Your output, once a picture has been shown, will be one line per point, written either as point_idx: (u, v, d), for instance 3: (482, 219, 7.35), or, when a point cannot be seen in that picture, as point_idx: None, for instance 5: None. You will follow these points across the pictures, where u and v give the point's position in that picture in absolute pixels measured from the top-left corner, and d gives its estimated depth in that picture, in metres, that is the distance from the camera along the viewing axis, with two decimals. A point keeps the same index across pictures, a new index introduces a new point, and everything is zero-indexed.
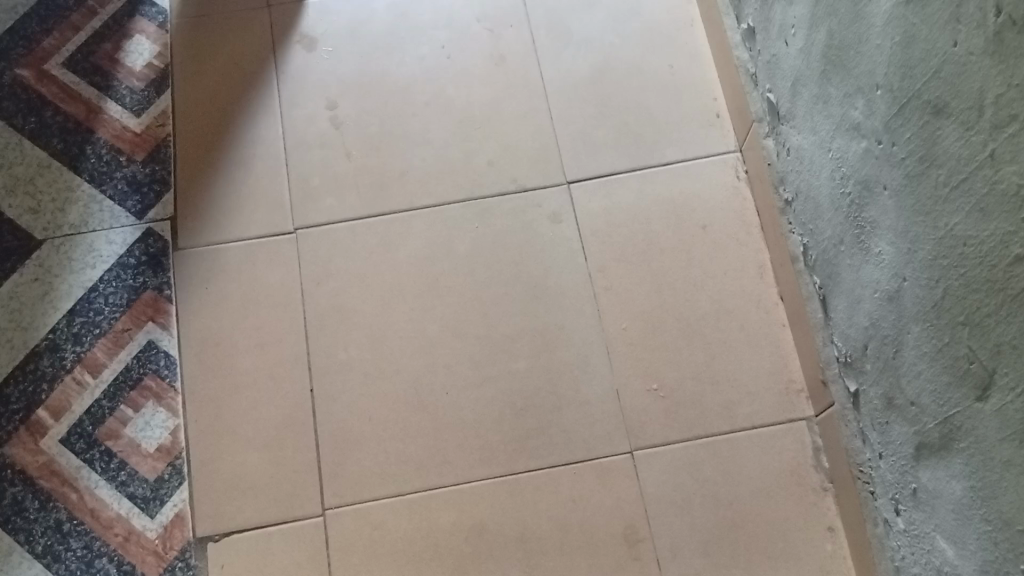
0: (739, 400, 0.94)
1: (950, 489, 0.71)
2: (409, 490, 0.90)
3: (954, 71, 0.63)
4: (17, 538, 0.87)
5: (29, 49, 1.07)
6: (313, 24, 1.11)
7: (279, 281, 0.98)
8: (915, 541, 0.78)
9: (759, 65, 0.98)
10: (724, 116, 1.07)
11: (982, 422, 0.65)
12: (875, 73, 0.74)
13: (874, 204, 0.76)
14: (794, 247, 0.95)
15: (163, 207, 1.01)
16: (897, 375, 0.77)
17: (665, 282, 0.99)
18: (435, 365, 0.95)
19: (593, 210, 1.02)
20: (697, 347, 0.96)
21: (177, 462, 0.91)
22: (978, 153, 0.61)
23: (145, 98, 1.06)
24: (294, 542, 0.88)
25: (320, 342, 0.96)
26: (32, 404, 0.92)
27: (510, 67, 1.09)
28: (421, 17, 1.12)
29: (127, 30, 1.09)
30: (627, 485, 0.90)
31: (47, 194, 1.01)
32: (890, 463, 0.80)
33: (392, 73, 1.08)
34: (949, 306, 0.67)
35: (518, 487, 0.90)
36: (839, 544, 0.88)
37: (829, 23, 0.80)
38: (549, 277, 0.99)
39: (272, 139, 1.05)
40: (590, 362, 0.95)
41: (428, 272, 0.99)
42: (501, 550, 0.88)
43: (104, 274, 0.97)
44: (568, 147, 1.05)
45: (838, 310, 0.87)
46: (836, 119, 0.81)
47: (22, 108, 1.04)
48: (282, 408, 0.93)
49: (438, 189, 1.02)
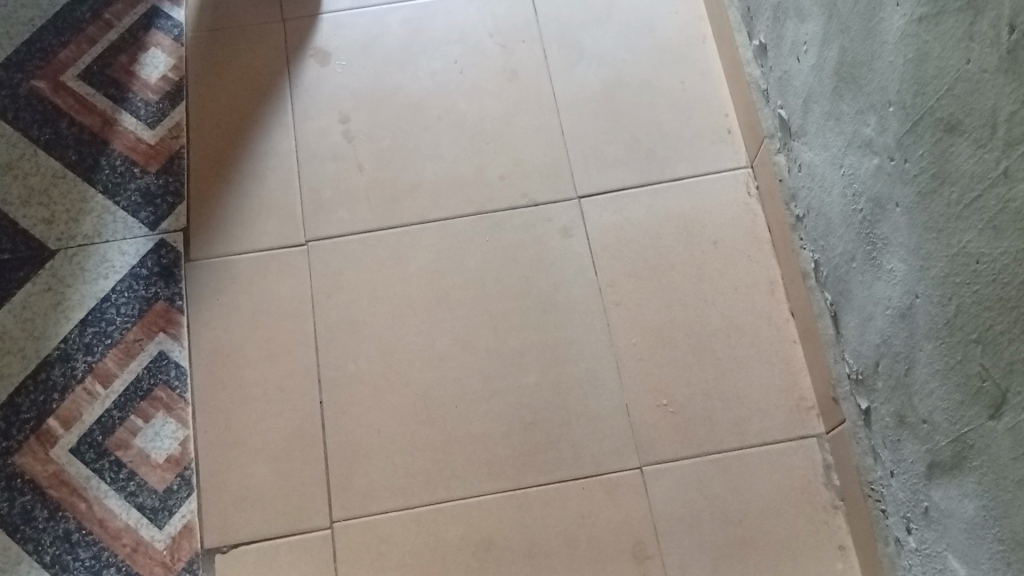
0: (750, 416, 0.93)
1: (962, 509, 0.70)
2: (416, 503, 0.90)
3: (967, 88, 0.63)
4: (25, 547, 0.87)
5: (46, 62, 1.09)
6: (327, 39, 1.12)
7: (290, 293, 0.98)
8: (927, 561, 0.77)
9: (771, 81, 0.98)
10: (735, 132, 1.07)
11: (994, 440, 0.64)
12: (887, 90, 0.74)
13: (886, 221, 0.76)
14: (805, 262, 0.94)
15: (176, 219, 1.02)
16: (909, 392, 0.76)
17: (675, 297, 0.98)
18: (445, 378, 0.95)
19: (604, 225, 1.02)
20: (707, 363, 0.95)
21: (186, 473, 0.91)
22: (991, 171, 0.61)
23: (160, 110, 1.07)
24: (302, 554, 0.88)
25: (331, 354, 0.96)
26: (43, 413, 0.93)
27: (522, 82, 1.10)
28: (434, 31, 1.13)
29: (143, 43, 1.11)
30: (637, 501, 0.90)
31: (62, 204, 1.02)
32: (901, 481, 0.79)
33: (404, 87, 1.09)
34: (961, 324, 0.67)
35: (526, 502, 0.90)
36: (850, 563, 0.88)
37: (841, 40, 0.81)
38: (559, 291, 0.99)
39: (286, 152, 1.05)
40: (600, 376, 0.95)
41: (438, 285, 0.99)
42: (509, 564, 0.87)
43: (117, 284, 0.98)
44: (579, 161, 1.05)
45: (849, 327, 0.86)
46: (848, 135, 0.82)
47: (38, 119, 1.06)
48: (292, 420, 0.93)
49: (450, 202, 1.03)
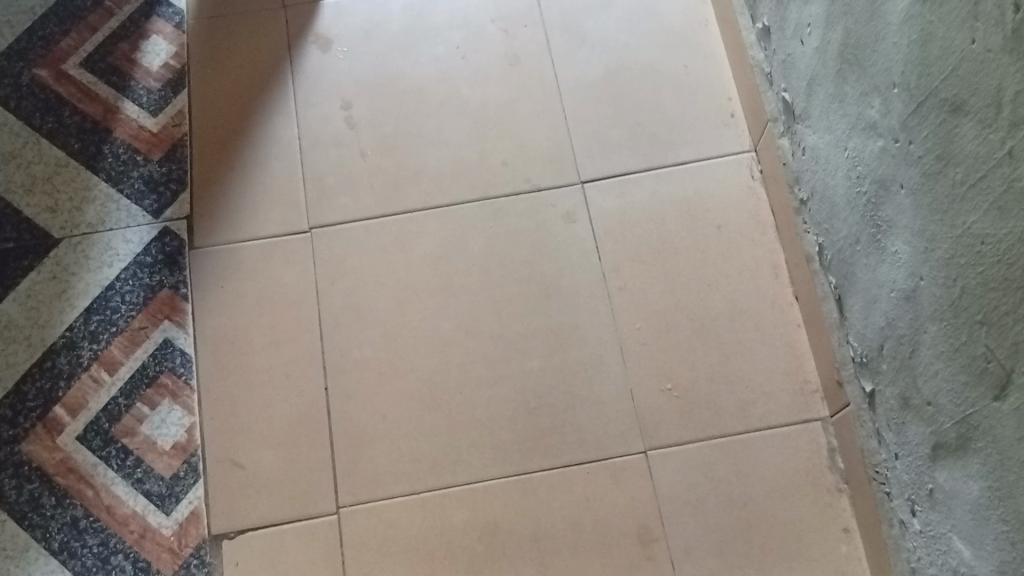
0: (754, 400, 0.94)
1: (966, 490, 0.70)
2: (422, 488, 0.90)
3: (973, 68, 0.63)
4: (34, 534, 0.88)
5: (48, 50, 1.08)
6: (329, 25, 1.11)
7: (295, 280, 0.98)
8: (931, 542, 0.77)
9: (775, 64, 0.98)
10: (739, 116, 1.07)
11: (999, 421, 0.64)
12: (892, 72, 0.74)
13: (890, 203, 0.76)
14: (810, 246, 0.94)
15: (179, 207, 1.02)
16: (914, 375, 0.76)
17: (679, 282, 0.98)
18: (450, 363, 0.95)
19: (607, 211, 1.02)
20: (711, 347, 0.96)
21: (193, 459, 0.91)
22: (996, 151, 0.61)
23: (162, 98, 1.07)
24: (308, 539, 0.88)
25: (335, 340, 0.96)
26: (49, 401, 0.93)
27: (525, 68, 1.09)
28: (437, 17, 1.12)
29: (145, 31, 1.10)
30: (641, 484, 0.90)
31: (65, 193, 1.02)
32: (906, 463, 0.80)
33: (407, 73, 1.09)
34: (966, 305, 0.67)
35: (531, 486, 0.90)
36: (854, 545, 0.88)
37: (845, 21, 0.80)
38: (563, 276, 0.99)
39: (289, 139, 1.05)
40: (604, 361, 0.95)
41: (442, 271, 0.99)
42: (514, 549, 0.88)
43: (122, 273, 0.98)
44: (582, 147, 1.05)
45: (854, 310, 0.86)
46: (853, 118, 0.81)
47: (40, 108, 1.05)
48: (298, 406, 0.93)
49: (453, 188, 1.03)
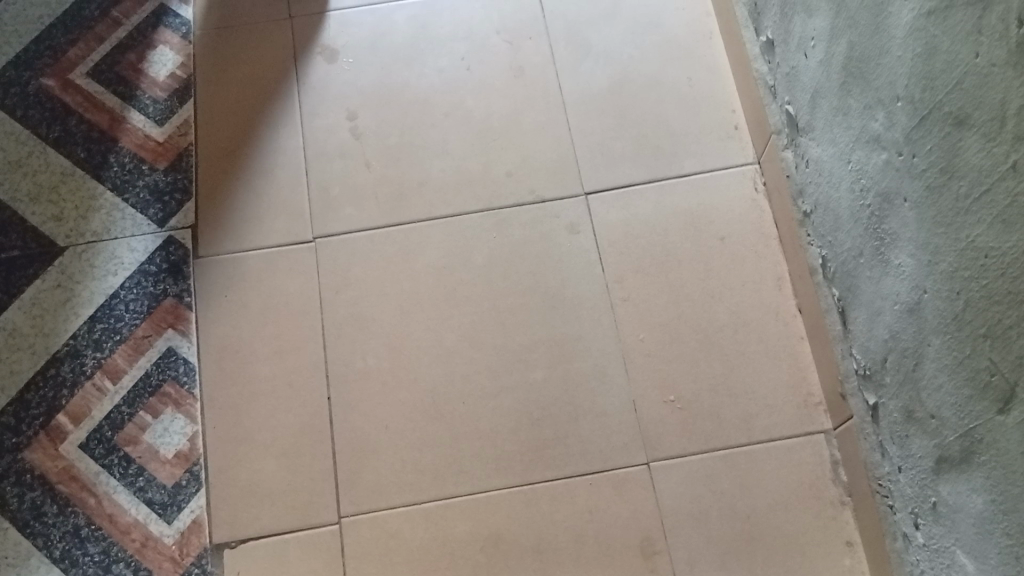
0: (757, 412, 0.93)
1: (970, 504, 0.70)
2: (424, 499, 0.90)
3: (977, 81, 0.63)
4: (35, 542, 0.88)
5: (55, 60, 1.09)
6: (335, 36, 1.12)
7: (299, 289, 0.99)
8: (935, 556, 0.77)
9: (779, 77, 0.98)
10: (742, 128, 1.07)
11: (1004, 435, 0.64)
12: (895, 85, 0.74)
13: (894, 216, 0.76)
14: (813, 258, 0.94)
15: (184, 216, 1.02)
16: (917, 387, 0.76)
17: (682, 294, 0.98)
18: (453, 374, 0.95)
19: (611, 222, 1.02)
20: (715, 359, 0.96)
21: (196, 468, 0.91)
22: (1000, 164, 0.61)
23: (168, 108, 1.08)
24: (310, 549, 0.88)
25: (338, 350, 0.96)
26: (53, 409, 0.93)
27: (529, 80, 1.10)
28: (442, 28, 1.13)
29: (151, 41, 1.11)
30: (644, 496, 0.90)
31: (71, 202, 1.02)
32: (910, 476, 0.79)
33: (412, 84, 1.09)
34: (971, 318, 0.67)
35: (533, 498, 0.90)
36: (858, 559, 0.88)
37: (849, 35, 0.81)
38: (566, 288, 0.99)
39: (293, 148, 1.06)
40: (608, 372, 0.95)
41: (446, 281, 0.99)
42: (517, 560, 0.88)
43: (126, 281, 0.99)
44: (586, 158, 1.05)
45: (858, 322, 0.86)
46: (856, 131, 0.82)
47: (47, 117, 1.06)
48: (300, 415, 0.93)
49: (457, 199, 1.03)
